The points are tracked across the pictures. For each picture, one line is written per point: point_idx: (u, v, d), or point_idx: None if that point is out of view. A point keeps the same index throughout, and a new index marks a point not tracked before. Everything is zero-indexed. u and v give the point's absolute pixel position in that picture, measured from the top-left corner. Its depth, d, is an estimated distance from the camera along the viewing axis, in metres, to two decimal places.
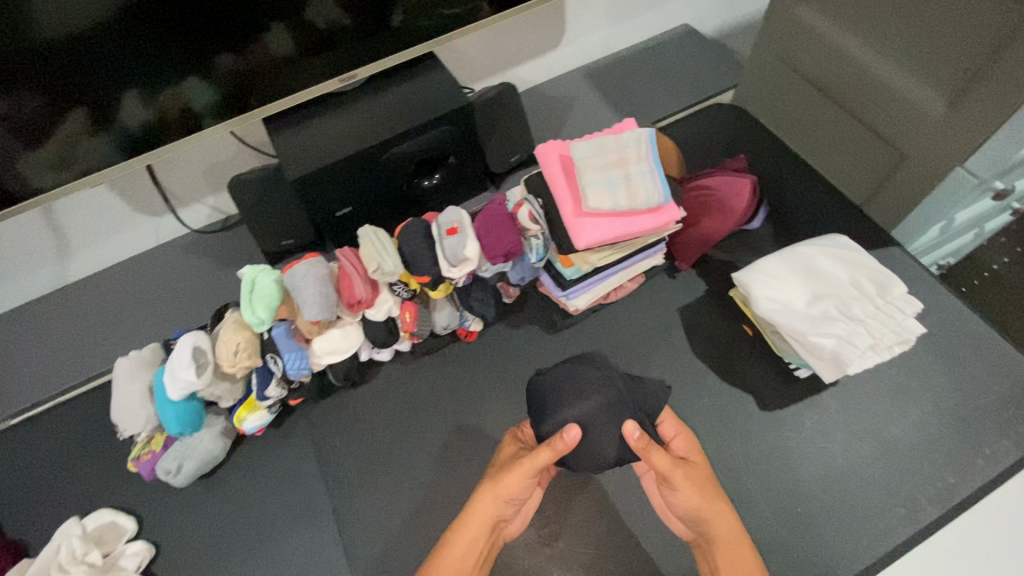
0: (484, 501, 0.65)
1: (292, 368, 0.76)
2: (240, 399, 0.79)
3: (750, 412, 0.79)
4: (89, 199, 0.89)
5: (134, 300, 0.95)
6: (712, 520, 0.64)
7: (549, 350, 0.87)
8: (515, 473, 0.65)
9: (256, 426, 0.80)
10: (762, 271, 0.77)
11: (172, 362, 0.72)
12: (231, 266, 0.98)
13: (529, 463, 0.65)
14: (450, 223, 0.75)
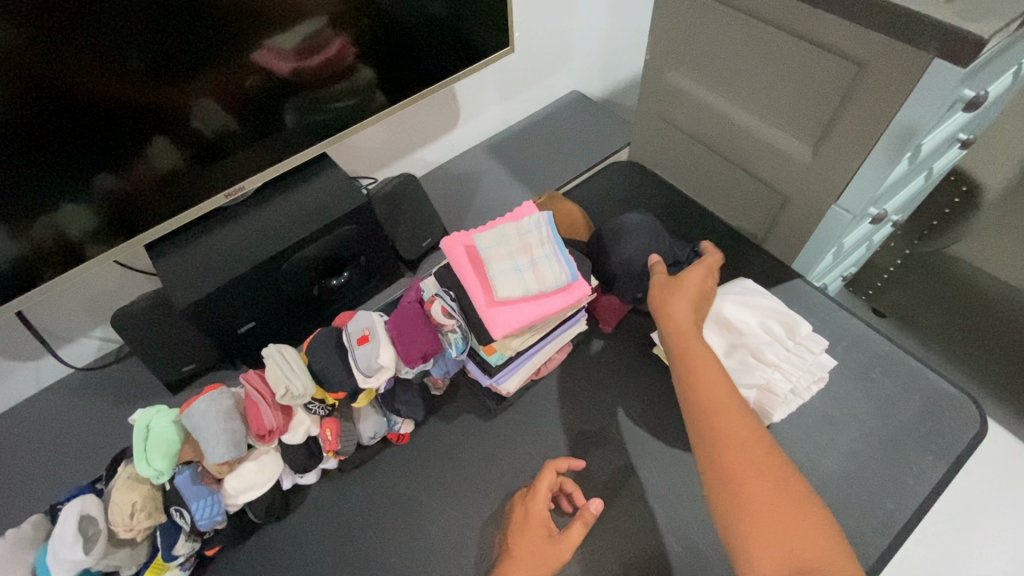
0: (519, 572, 0.64)
1: (203, 518, 0.68)
2: (144, 564, 0.69)
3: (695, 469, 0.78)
4: None
5: (14, 460, 0.84)
6: (721, 402, 0.62)
7: (486, 438, 0.83)
8: (556, 556, 0.66)
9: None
10: None
11: (55, 540, 0.63)
12: (127, 402, 0.89)
13: (569, 544, 0.66)
14: (360, 331, 0.72)
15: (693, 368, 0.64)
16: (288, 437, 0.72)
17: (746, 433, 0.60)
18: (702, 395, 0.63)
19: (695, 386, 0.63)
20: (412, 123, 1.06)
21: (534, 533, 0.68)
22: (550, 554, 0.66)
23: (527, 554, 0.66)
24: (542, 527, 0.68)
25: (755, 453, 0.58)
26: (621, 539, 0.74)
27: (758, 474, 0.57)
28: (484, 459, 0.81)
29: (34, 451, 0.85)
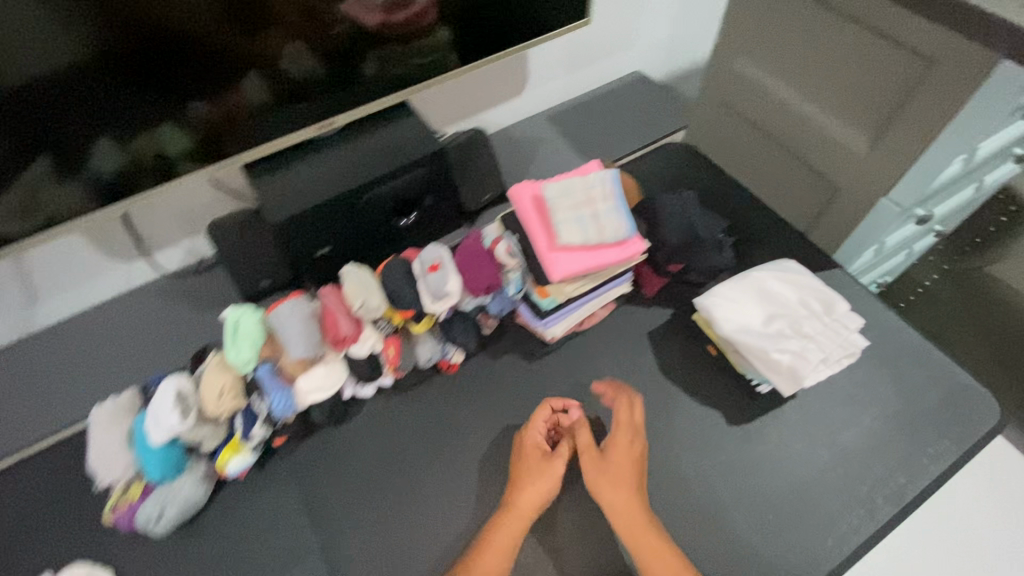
0: (529, 492, 0.75)
1: (277, 409, 0.77)
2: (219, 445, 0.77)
3: (720, 426, 0.84)
4: (63, 245, 0.89)
5: (105, 346, 0.93)
6: (636, 512, 0.72)
7: (528, 377, 0.90)
8: (558, 468, 0.77)
9: (236, 471, 0.78)
10: (718, 296, 0.83)
11: (156, 407, 0.72)
12: (205, 308, 0.97)
13: (565, 455, 0.78)
14: (432, 260, 0.79)
15: (614, 497, 0.73)
16: (357, 348, 0.80)
17: (658, 539, 0.71)
18: (629, 509, 0.72)
19: (622, 512, 0.72)
20: (482, 83, 1.11)
21: (532, 459, 0.79)
22: (622, 467, 0.76)
23: (535, 478, 0.76)
24: (589, 450, 0.78)
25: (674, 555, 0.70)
26: (645, 478, 0.80)
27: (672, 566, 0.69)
28: (524, 395, 0.88)
29: (122, 339, 0.94)
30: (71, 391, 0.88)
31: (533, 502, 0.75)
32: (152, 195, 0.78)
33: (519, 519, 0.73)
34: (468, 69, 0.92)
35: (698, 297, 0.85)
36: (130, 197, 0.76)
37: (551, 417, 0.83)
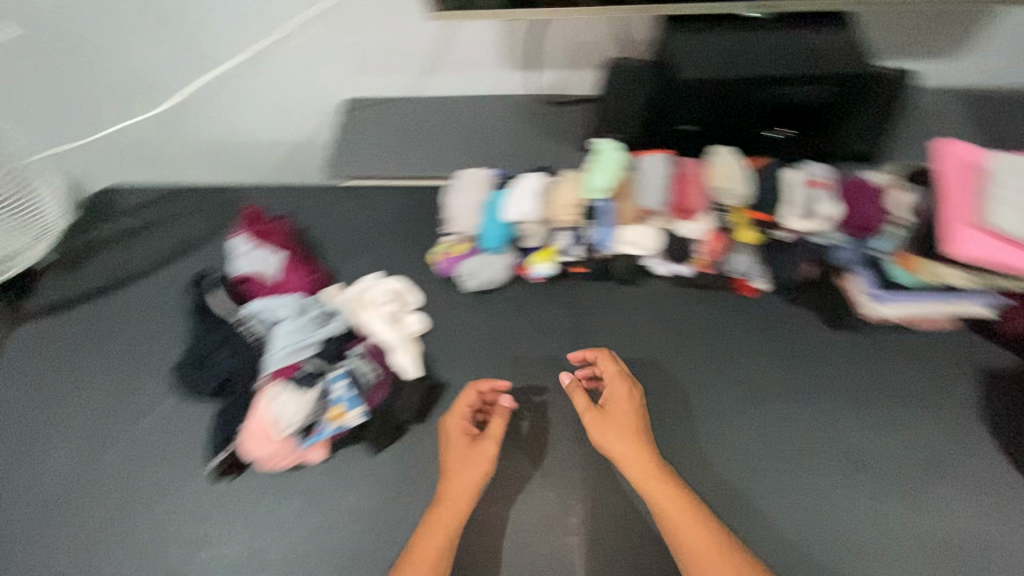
0: (459, 483, 0.73)
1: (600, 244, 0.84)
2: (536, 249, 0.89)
3: (1010, 494, 0.75)
4: (475, 31, 0.99)
5: (460, 130, 1.07)
6: (668, 489, 0.69)
7: (819, 338, 0.85)
8: (484, 455, 0.74)
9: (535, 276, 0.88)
10: None
11: (517, 190, 0.83)
12: (544, 134, 1.05)
13: (494, 437, 0.75)
14: (814, 177, 0.78)
15: (617, 445, 0.72)
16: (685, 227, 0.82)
17: (693, 521, 0.67)
18: (639, 478, 0.70)
19: (624, 459, 0.72)
20: (927, 22, 0.94)
21: (460, 448, 0.75)
22: (623, 412, 0.75)
23: (459, 461, 0.74)
24: (462, 437, 0.76)
25: (694, 526, 0.67)
26: (897, 490, 0.76)
27: (702, 538, 0.66)
28: (807, 353, 0.84)
29: (474, 130, 1.07)
30: (434, 155, 1.04)
31: (462, 491, 0.72)
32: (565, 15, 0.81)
33: (463, 496, 0.72)
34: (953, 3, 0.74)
35: None
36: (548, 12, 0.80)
37: (476, 399, 0.80)
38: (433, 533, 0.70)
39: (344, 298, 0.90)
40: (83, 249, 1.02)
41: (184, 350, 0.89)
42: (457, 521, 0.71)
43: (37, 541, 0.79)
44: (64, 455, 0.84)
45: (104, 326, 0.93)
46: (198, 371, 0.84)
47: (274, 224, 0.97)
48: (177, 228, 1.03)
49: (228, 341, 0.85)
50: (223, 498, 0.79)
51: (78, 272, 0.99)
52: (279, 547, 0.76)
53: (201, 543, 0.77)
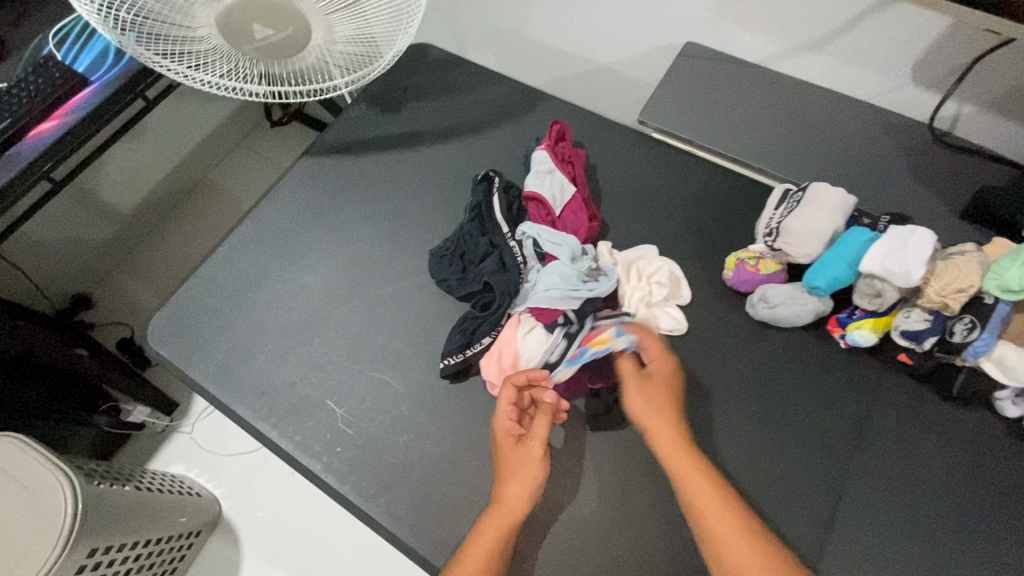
0: (511, 487, 0.67)
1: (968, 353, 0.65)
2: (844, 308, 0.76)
3: None
4: (909, 23, 0.78)
5: (809, 128, 0.89)
6: (694, 468, 0.65)
7: None
8: (535, 441, 0.69)
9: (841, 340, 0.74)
10: None
11: (894, 241, 0.65)
12: (914, 175, 0.84)
13: (539, 435, 0.69)
14: None
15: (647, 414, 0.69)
16: None
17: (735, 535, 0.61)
18: (651, 426, 0.68)
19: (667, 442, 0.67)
20: None
21: (506, 449, 0.69)
22: (659, 384, 0.71)
23: (507, 456, 0.69)
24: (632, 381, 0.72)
25: (719, 509, 0.63)
26: None
27: (733, 529, 0.62)
28: None
29: (826, 134, 0.88)
30: (768, 144, 0.89)
31: (518, 496, 0.66)
32: None
33: (519, 500, 0.66)
34: None
35: None
36: None
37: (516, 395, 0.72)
38: (497, 517, 0.65)
39: (616, 261, 0.83)
40: (387, 96, 1.03)
41: (444, 237, 0.87)
42: (525, 508, 0.66)
43: (273, 344, 0.84)
44: (318, 280, 0.88)
45: (385, 177, 0.94)
46: (456, 266, 0.83)
47: (574, 150, 0.90)
48: (470, 112, 0.99)
49: (493, 253, 0.83)
50: (437, 396, 0.78)
51: (378, 116, 1.01)
52: (469, 470, 0.74)
53: (404, 425, 0.77)
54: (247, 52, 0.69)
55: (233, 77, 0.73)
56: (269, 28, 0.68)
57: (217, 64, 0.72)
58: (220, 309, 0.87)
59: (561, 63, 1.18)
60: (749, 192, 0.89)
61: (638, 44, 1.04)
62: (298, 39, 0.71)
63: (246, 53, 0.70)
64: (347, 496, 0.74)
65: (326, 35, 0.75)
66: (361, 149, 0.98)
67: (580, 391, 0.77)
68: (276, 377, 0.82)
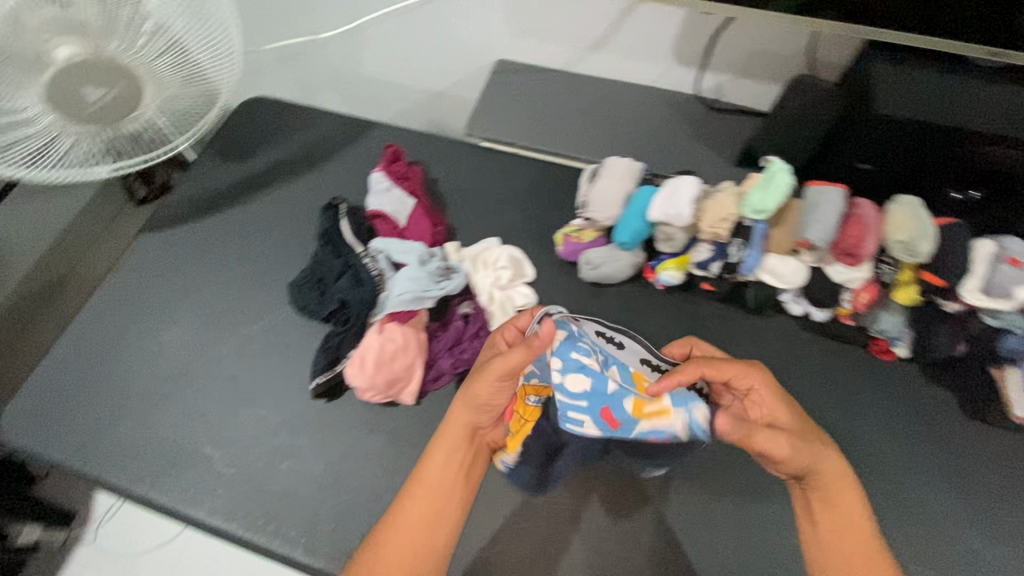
0: (457, 414, 0.69)
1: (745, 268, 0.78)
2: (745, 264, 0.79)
3: None
4: (657, 18, 0.94)
5: (609, 115, 1.03)
6: (836, 480, 0.65)
7: (946, 423, 0.78)
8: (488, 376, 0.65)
9: (660, 282, 0.86)
10: None
11: (672, 190, 0.78)
12: (697, 138, 1.00)
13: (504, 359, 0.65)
14: (1011, 253, 0.68)
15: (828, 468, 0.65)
16: (842, 270, 0.76)
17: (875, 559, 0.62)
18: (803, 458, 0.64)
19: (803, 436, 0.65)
20: None
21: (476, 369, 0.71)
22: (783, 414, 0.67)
23: (474, 381, 0.68)
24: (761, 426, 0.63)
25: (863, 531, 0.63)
26: None
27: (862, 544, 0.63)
28: (929, 435, 0.77)
29: (623, 118, 1.03)
30: (579, 137, 1.02)
31: (460, 422, 0.69)
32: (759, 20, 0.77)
33: (460, 427, 0.69)
34: None
35: None
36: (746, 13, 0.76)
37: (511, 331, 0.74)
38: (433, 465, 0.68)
39: (462, 257, 0.91)
40: (232, 152, 1.08)
41: (303, 269, 0.92)
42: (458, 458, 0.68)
43: (143, 407, 0.84)
44: (182, 336, 0.89)
45: (239, 227, 0.98)
46: (315, 291, 0.87)
47: (411, 168, 0.98)
48: (315, 153, 1.06)
49: (348, 271, 0.88)
50: (314, 417, 0.81)
51: (226, 172, 1.05)
52: (355, 478, 0.78)
53: (285, 452, 0.79)
54: (82, 120, 0.76)
55: (72, 153, 0.79)
56: (99, 90, 0.75)
57: (55, 143, 0.77)
58: (84, 385, 0.86)
59: (400, 95, 1.27)
60: (570, 179, 1.01)
61: (459, 68, 1.15)
62: (129, 96, 0.78)
63: (81, 123, 0.76)
64: (237, 534, 0.75)
65: (157, 87, 0.81)
66: (211, 205, 1.01)
67: (446, 380, 0.83)
68: (149, 439, 0.82)
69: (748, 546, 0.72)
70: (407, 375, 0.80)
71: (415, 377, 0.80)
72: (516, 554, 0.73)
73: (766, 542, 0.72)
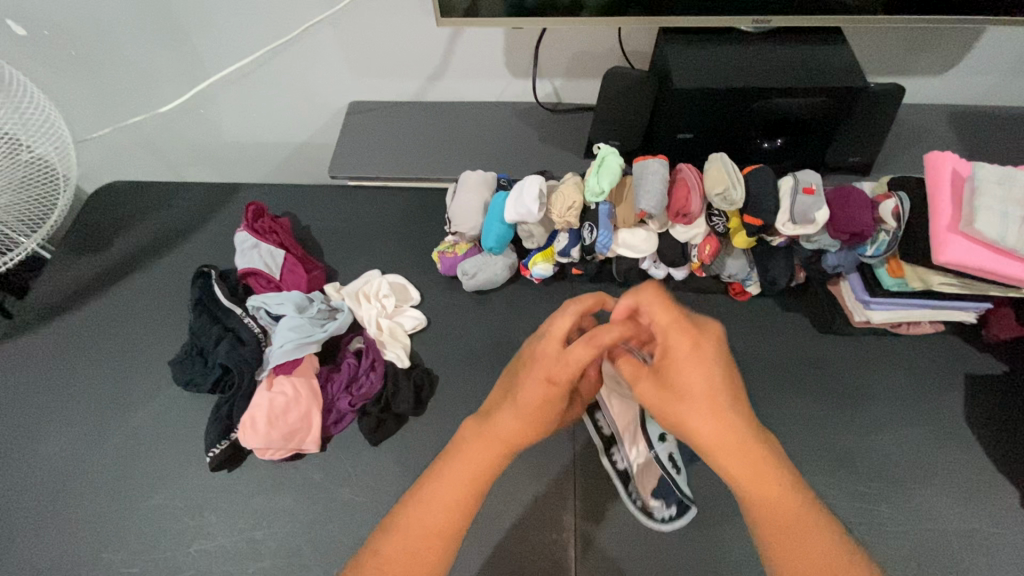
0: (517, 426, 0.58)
1: (601, 246, 0.83)
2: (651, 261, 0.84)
3: (993, 494, 0.75)
4: (481, 40, 1.01)
5: (464, 133, 1.08)
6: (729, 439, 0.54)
7: (806, 342, 0.87)
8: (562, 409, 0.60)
9: (534, 275, 0.91)
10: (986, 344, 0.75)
11: (519, 192, 0.83)
12: (548, 139, 1.07)
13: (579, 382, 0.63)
14: (806, 183, 0.77)
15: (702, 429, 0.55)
16: (683, 230, 0.83)
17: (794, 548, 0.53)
18: (718, 446, 0.55)
19: (691, 410, 0.55)
20: (914, 46, 0.98)
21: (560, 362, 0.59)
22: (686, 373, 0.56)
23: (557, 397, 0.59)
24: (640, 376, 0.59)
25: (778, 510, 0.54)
26: (886, 491, 0.76)
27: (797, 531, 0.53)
28: (795, 356, 0.86)
29: (477, 134, 1.08)
30: (437, 157, 1.05)
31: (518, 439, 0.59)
32: (557, 26, 0.84)
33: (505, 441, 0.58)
34: (912, 22, 0.82)
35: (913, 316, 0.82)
36: (544, 22, 0.83)
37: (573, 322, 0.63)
38: (482, 449, 0.58)
39: (344, 296, 0.91)
40: (88, 243, 1.04)
41: (183, 345, 0.89)
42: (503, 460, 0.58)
43: (23, 530, 0.77)
44: (60, 444, 0.83)
45: (108, 320, 0.94)
46: (198, 363, 0.85)
47: (277, 221, 0.97)
48: (183, 229, 1.04)
49: (228, 334, 0.86)
50: (220, 491, 0.79)
51: (84, 265, 1.01)
52: (271, 540, 0.75)
53: (194, 534, 0.76)
54: None
55: None
56: None
57: None
58: None
59: (264, 154, 1.26)
60: (440, 200, 1.05)
61: (314, 117, 1.17)
62: None
63: None
64: None
65: None
66: (73, 303, 0.97)
67: (349, 419, 0.83)
68: (34, 562, 0.75)
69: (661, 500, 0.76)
70: (304, 425, 0.79)
71: (313, 425, 0.80)
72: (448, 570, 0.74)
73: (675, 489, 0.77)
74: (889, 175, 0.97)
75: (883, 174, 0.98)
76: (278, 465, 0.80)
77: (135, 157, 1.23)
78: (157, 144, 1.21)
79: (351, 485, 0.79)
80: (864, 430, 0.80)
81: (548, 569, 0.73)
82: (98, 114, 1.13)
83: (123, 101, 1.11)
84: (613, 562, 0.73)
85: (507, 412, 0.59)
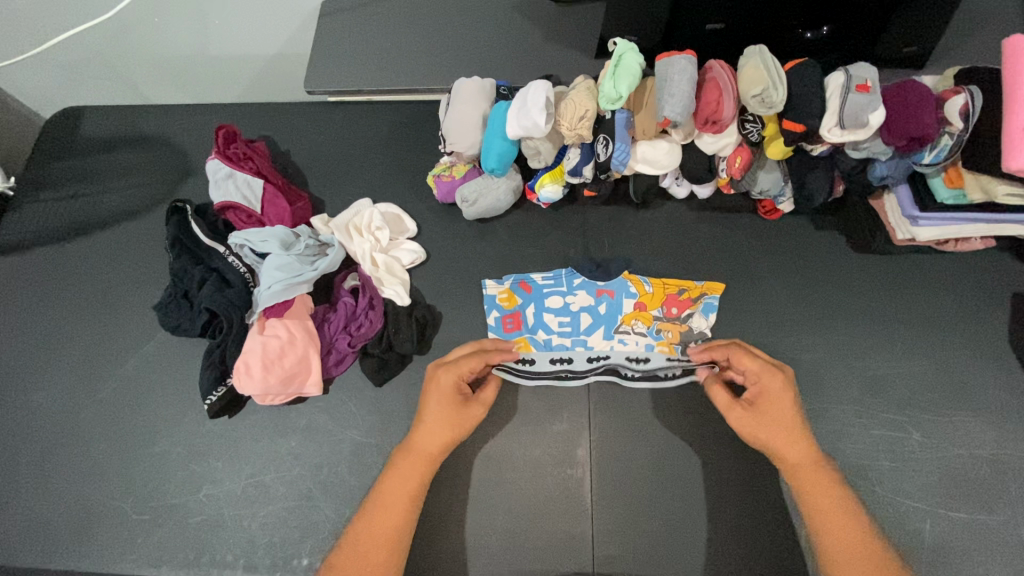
0: (426, 433, 0.67)
1: (531, 331, 0.79)
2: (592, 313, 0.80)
3: None
4: None
5: (457, 35, 0.93)
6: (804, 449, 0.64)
7: (840, 264, 0.80)
8: (469, 424, 0.68)
9: (499, 323, 0.80)
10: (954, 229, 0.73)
11: (524, 100, 0.71)
12: (552, 38, 0.92)
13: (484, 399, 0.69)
14: (861, 79, 0.65)
15: (787, 449, 0.64)
16: (710, 140, 0.72)
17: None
18: (804, 474, 0.64)
19: (773, 433, 0.65)
20: None
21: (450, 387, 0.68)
22: (777, 408, 0.66)
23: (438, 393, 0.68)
24: (734, 408, 0.67)
25: (855, 547, 0.59)
26: (919, 418, 0.72)
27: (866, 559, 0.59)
28: (828, 279, 0.79)
29: (472, 35, 0.93)
30: (426, 64, 0.92)
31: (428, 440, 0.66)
32: None
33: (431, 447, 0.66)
34: None
35: (959, 232, 0.73)
36: None
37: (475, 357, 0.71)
38: (411, 464, 0.66)
39: (333, 229, 0.83)
40: (49, 179, 0.94)
41: (166, 287, 0.83)
42: (432, 468, 0.66)
43: (28, 482, 0.76)
44: (53, 395, 0.80)
45: (84, 263, 0.88)
46: (184, 307, 0.79)
47: (251, 146, 0.86)
48: (156, 160, 0.95)
49: (212, 275, 0.79)
50: (222, 437, 0.77)
51: (49, 204, 0.92)
52: (279, 484, 0.74)
53: (200, 481, 0.74)
54: None
55: None
56: None
57: None
58: None
59: (236, 71, 1.12)
60: (433, 116, 0.94)
61: (285, 23, 1.01)
62: None
63: None
64: None
65: None
66: (42, 245, 0.89)
67: (350, 360, 0.79)
68: (45, 512, 0.74)
69: (682, 434, 0.73)
70: (303, 368, 0.75)
71: (313, 368, 0.75)
72: (460, 510, 0.72)
73: (694, 424, 0.74)
74: (947, 67, 0.84)
75: (941, 66, 0.85)
76: (280, 410, 0.77)
77: (91, 77, 1.10)
78: (113, 62, 1.07)
79: (358, 427, 0.76)
80: (902, 355, 0.75)
81: (564, 503, 0.71)
82: (34, 25, 0.97)
83: (58, 8, 0.94)
84: (631, 497, 0.71)
85: (421, 428, 0.67)
